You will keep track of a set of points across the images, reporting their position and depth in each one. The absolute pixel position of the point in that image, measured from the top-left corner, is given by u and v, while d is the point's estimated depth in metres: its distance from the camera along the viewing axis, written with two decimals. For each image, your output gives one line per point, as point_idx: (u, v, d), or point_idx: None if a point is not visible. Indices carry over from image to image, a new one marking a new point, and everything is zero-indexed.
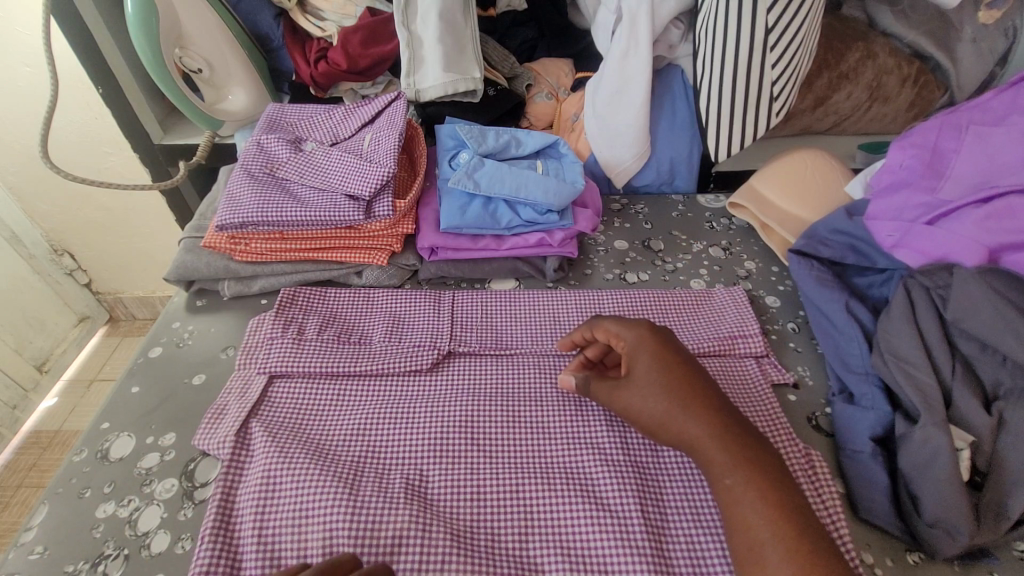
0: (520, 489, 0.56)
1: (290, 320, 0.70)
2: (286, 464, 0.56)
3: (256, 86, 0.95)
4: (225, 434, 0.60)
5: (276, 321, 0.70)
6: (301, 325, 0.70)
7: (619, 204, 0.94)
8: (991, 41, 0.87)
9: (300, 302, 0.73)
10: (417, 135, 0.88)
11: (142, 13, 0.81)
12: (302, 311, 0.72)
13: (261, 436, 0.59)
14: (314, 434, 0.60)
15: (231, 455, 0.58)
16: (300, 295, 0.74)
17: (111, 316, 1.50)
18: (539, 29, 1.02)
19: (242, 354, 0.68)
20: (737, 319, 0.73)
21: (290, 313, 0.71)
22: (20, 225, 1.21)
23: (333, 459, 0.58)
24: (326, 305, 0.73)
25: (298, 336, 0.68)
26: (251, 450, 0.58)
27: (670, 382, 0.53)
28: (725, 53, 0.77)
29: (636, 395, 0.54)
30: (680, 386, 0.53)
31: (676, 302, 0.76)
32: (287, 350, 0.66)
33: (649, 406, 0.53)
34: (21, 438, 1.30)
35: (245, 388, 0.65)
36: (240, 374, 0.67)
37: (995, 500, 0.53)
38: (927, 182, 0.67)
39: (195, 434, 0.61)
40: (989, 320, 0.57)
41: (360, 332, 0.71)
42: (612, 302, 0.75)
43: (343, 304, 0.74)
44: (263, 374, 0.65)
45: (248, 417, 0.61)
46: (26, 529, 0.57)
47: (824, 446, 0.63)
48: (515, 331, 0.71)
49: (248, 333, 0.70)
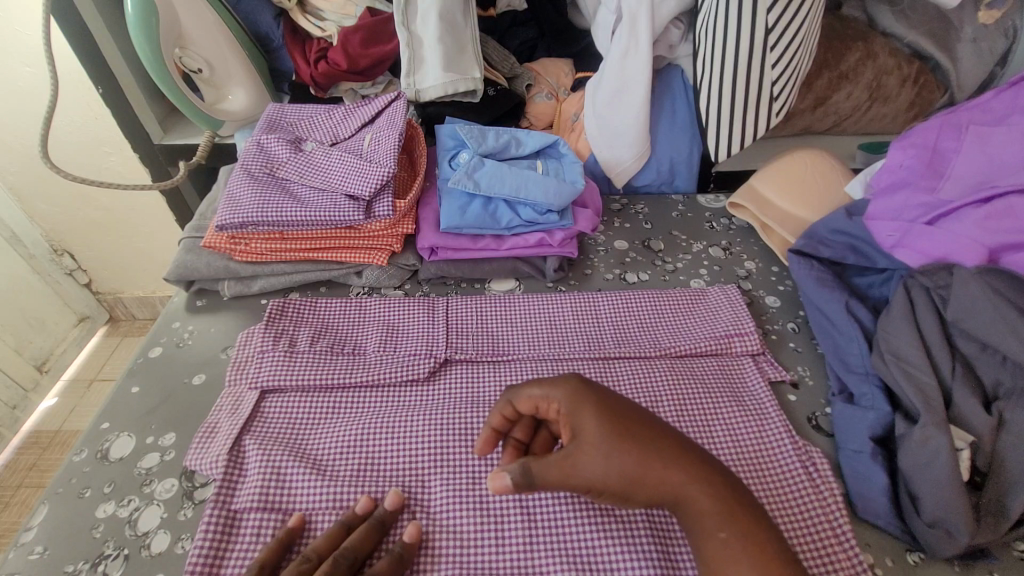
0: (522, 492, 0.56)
1: (281, 332, 0.70)
2: (286, 480, 0.56)
3: (255, 85, 0.95)
4: (216, 454, 0.59)
5: (267, 333, 0.69)
6: (292, 336, 0.69)
7: (619, 204, 0.94)
8: (991, 41, 0.87)
9: (289, 313, 0.72)
10: (417, 135, 0.88)
11: (142, 13, 0.81)
12: (293, 322, 0.71)
13: (255, 451, 0.58)
14: (307, 449, 0.60)
15: (224, 473, 0.57)
16: (290, 306, 0.73)
17: (111, 316, 1.50)
18: (539, 29, 1.02)
19: (233, 368, 0.67)
20: (732, 317, 0.73)
21: (281, 325, 0.71)
22: (20, 225, 1.22)
23: (331, 474, 0.58)
24: (317, 314, 0.73)
25: (289, 348, 0.68)
26: (245, 468, 0.58)
27: (616, 434, 0.45)
28: (725, 54, 0.77)
29: (592, 453, 0.44)
30: (630, 430, 0.45)
31: (672, 302, 0.76)
32: (278, 363, 0.66)
33: (610, 466, 0.44)
34: (21, 438, 1.30)
35: (237, 405, 0.64)
36: (231, 390, 0.66)
37: (995, 500, 0.53)
38: (927, 182, 0.67)
39: (189, 450, 0.60)
40: (988, 321, 0.57)
41: (354, 341, 0.70)
42: (609, 304, 0.75)
43: (335, 313, 0.74)
44: (255, 389, 0.65)
45: (240, 433, 0.60)
46: (26, 528, 0.57)
47: (823, 446, 0.63)
48: (511, 338, 0.71)
49: (237, 348, 0.69)
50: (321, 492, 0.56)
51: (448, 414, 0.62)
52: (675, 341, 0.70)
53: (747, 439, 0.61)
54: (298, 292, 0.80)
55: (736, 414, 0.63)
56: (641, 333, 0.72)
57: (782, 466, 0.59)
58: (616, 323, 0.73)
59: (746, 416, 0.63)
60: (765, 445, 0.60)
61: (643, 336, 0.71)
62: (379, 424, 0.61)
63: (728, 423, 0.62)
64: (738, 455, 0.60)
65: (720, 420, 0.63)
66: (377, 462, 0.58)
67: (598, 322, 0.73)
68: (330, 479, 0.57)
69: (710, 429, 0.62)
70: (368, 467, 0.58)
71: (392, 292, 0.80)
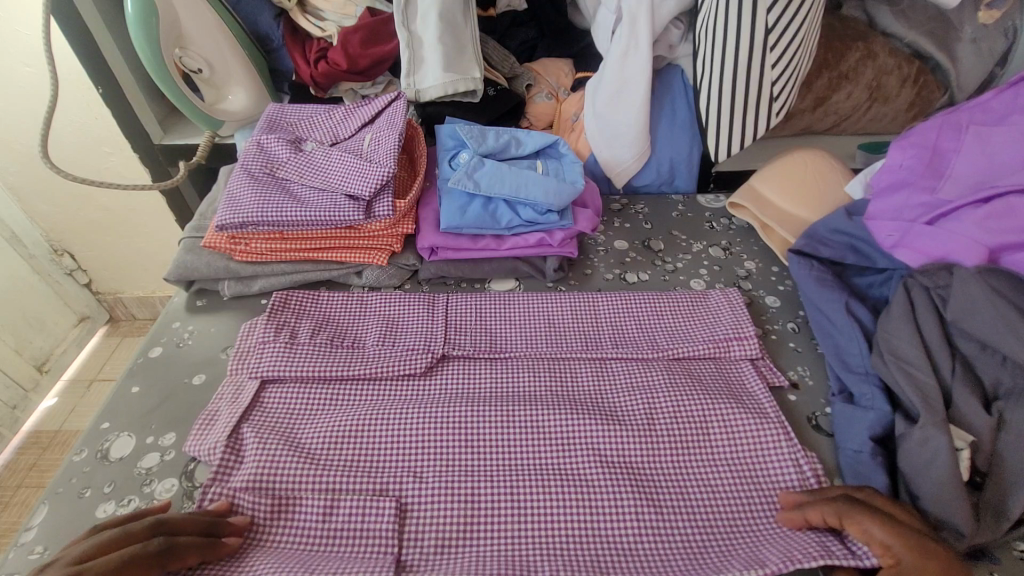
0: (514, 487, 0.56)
1: (283, 323, 0.70)
2: (281, 470, 0.56)
3: (255, 85, 0.95)
4: (215, 442, 0.59)
5: (269, 324, 0.69)
6: (292, 329, 0.69)
7: (619, 204, 0.94)
8: (991, 41, 0.87)
9: (292, 306, 0.73)
10: (417, 135, 0.88)
11: (142, 13, 0.81)
12: (295, 314, 0.72)
13: (253, 440, 0.58)
14: (302, 440, 0.60)
15: (222, 461, 0.57)
16: (292, 299, 0.73)
17: (111, 316, 1.50)
18: (539, 29, 1.02)
19: (236, 358, 0.68)
20: (733, 319, 0.72)
21: (283, 317, 0.71)
22: (20, 225, 1.22)
23: (325, 465, 0.58)
24: (319, 308, 0.73)
25: (290, 339, 0.67)
26: (243, 456, 0.58)
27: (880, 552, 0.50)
28: (725, 53, 0.77)
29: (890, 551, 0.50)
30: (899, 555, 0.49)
31: (673, 304, 0.75)
32: (278, 355, 0.65)
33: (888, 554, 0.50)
34: (21, 438, 1.29)
35: (237, 395, 0.64)
36: (232, 380, 0.66)
37: (996, 500, 0.53)
38: (927, 182, 0.67)
39: (190, 440, 0.61)
40: (989, 321, 0.57)
41: (353, 336, 0.70)
42: (609, 304, 0.75)
43: (336, 308, 0.74)
44: (255, 379, 0.65)
45: (238, 421, 0.60)
46: (26, 528, 0.57)
47: (823, 446, 0.63)
48: (509, 335, 0.71)
49: (241, 336, 0.70)
50: (316, 484, 0.56)
51: (444, 409, 0.62)
52: (671, 343, 0.70)
53: (745, 442, 0.61)
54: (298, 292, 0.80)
55: (737, 411, 0.63)
56: (640, 335, 0.72)
57: (776, 467, 0.59)
58: (616, 323, 0.73)
59: (746, 413, 0.63)
60: (763, 450, 0.60)
61: (642, 338, 0.71)
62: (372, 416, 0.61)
63: (727, 420, 0.62)
64: (732, 456, 0.60)
65: (718, 417, 0.62)
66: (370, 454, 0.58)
67: (597, 325, 0.73)
68: (324, 470, 0.57)
69: (707, 426, 0.62)
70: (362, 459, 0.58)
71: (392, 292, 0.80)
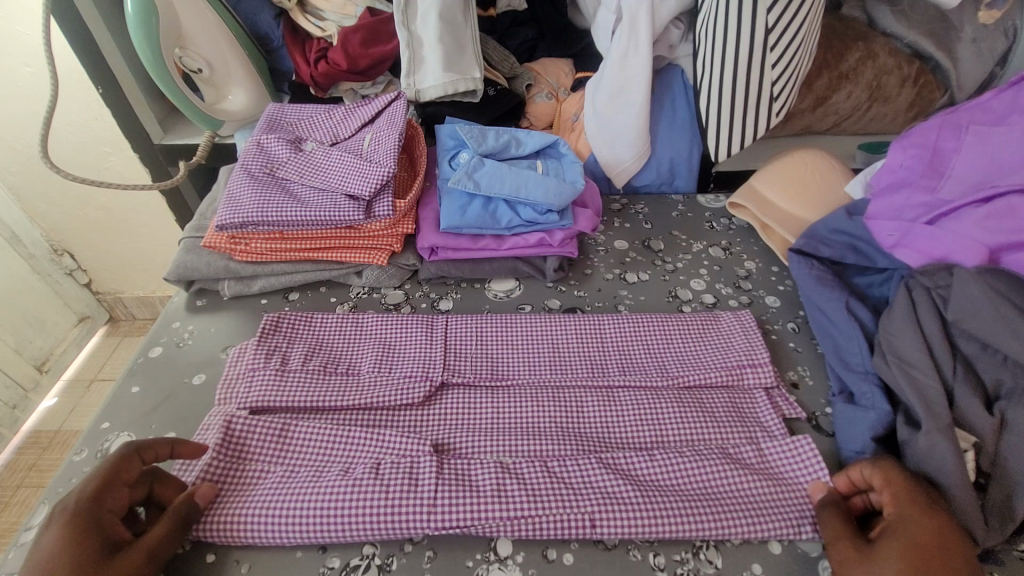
0: (516, 504, 0.55)
1: (274, 348, 0.69)
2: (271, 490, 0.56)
3: (255, 85, 0.95)
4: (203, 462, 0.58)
5: (259, 350, 0.68)
6: (284, 355, 0.68)
7: (619, 204, 0.94)
8: (991, 41, 0.87)
9: (284, 329, 0.72)
10: (417, 135, 0.88)
11: (142, 13, 0.81)
12: (287, 339, 0.70)
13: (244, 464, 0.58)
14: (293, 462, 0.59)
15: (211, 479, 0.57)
16: (284, 321, 0.72)
17: (111, 316, 1.50)
18: (539, 29, 1.02)
19: (223, 387, 0.66)
20: (745, 344, 0.70)
21: (275, 341, 0.70)
22: (20, 225, 1.22)
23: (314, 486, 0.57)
24: (312, 332, 0.72)
25: (282, 367, 0.66)
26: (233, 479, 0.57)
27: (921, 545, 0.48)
28: (725, 53, 0.77)
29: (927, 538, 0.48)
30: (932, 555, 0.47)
31: (682, 329, 0.73)
32: (269, 383, 0.64)
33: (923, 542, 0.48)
34: (21, 438, 1.29)
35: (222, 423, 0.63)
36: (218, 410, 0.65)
37: (997, 500, 0.54)
38: (927, 182, 0.67)
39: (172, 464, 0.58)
40: (990, 321, 0.57)
41: (348, 361, 0.69)
42: (614, 328, 0.73)
43: (330, 332, 0.72)
44: (244, 408, 0.63)
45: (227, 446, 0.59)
46: (25, 528, 0.57)
47: (822, 445, 0.63)
48: (511, 362, 0.69)
49: (230, 363, 0.68)
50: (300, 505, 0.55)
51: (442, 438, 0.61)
52: (681, 370, 0.68)
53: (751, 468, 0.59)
54: (298, 292, 0.80)
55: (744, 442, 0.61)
56: (650, 362, 0.70)
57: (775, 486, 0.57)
58: (622, 349, 0.71)
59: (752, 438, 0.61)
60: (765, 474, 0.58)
61: (651, 364, 0.69)
62: (368, 437, 0.61)
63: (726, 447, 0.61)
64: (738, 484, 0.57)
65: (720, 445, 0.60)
66: (364, 470, 0.57)
67: (603, 351, 0.71)
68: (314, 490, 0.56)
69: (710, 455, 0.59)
70: (353, 475, 0.56)
71: (392, 292, 0.80)
